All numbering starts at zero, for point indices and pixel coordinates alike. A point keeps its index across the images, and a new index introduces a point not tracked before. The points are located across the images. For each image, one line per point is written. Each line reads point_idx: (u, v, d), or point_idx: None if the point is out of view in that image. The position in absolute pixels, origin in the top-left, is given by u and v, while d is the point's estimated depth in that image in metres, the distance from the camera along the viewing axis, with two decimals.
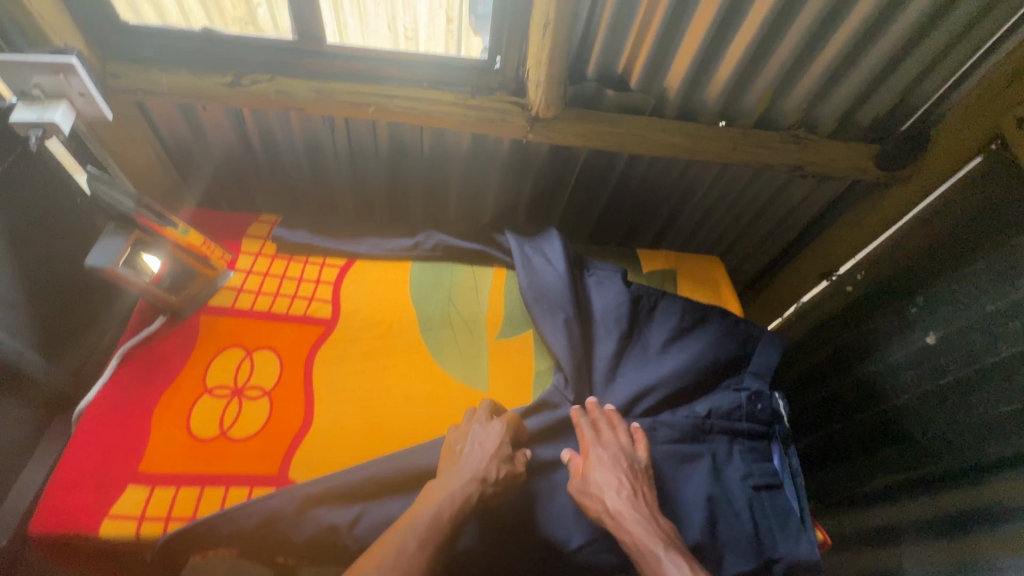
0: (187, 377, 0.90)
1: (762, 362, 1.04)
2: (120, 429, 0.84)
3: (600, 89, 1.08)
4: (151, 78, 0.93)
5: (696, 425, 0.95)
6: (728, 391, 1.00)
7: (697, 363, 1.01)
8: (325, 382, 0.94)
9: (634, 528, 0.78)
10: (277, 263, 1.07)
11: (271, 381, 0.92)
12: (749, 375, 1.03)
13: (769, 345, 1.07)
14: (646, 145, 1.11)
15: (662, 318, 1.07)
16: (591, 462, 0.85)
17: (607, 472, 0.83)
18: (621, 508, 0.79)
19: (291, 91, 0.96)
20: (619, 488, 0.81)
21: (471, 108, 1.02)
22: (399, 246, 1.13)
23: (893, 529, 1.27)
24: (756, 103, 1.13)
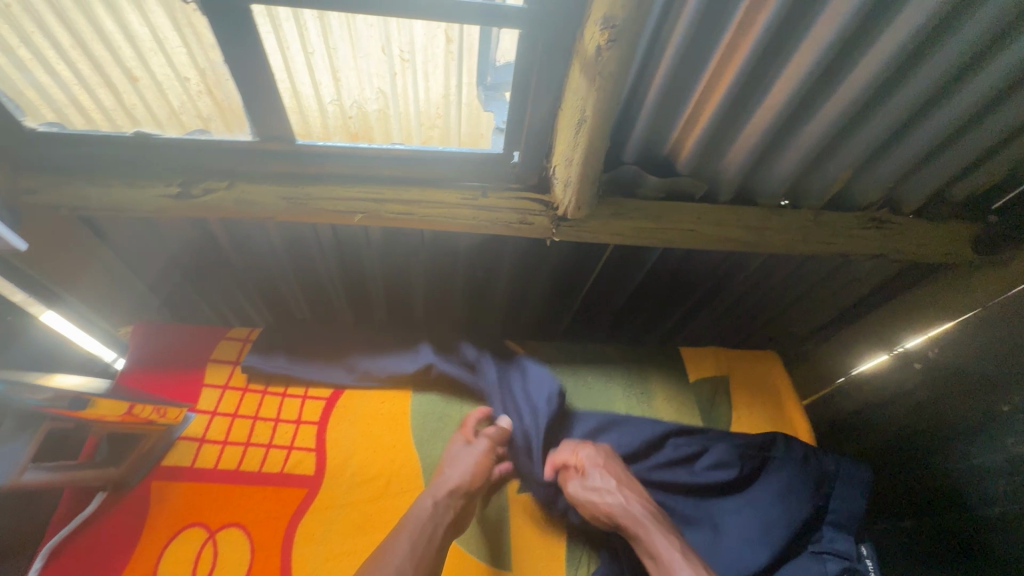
0: (130, 575, 0.71)
1: (847, 512, 0.85)
2: None
3: (642, 173, 0.87)
4: (75, 192, 0.74)
5: None
6: (807, 557, 0.80)
7: (769, 522, 0.81)
8: (307, 572, 0.73)
9: (635, 515, 0.73)
10: (249, 397, 0.88)
11: (240, 575, 0.72)
12: (831, 529, 0.84)
13: (851, 485, 0.87)
14: (696, 238, 0.90)
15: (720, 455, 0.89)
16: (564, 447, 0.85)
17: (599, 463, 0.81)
18: (618, 495, 0.76)
19: (255, 200, 0.76)
20: (613, 477, 0.79)
21: (483, 209, 0.81)
22: (399, 366, 0.95)
23: None
24: (831, 183, 0.92)
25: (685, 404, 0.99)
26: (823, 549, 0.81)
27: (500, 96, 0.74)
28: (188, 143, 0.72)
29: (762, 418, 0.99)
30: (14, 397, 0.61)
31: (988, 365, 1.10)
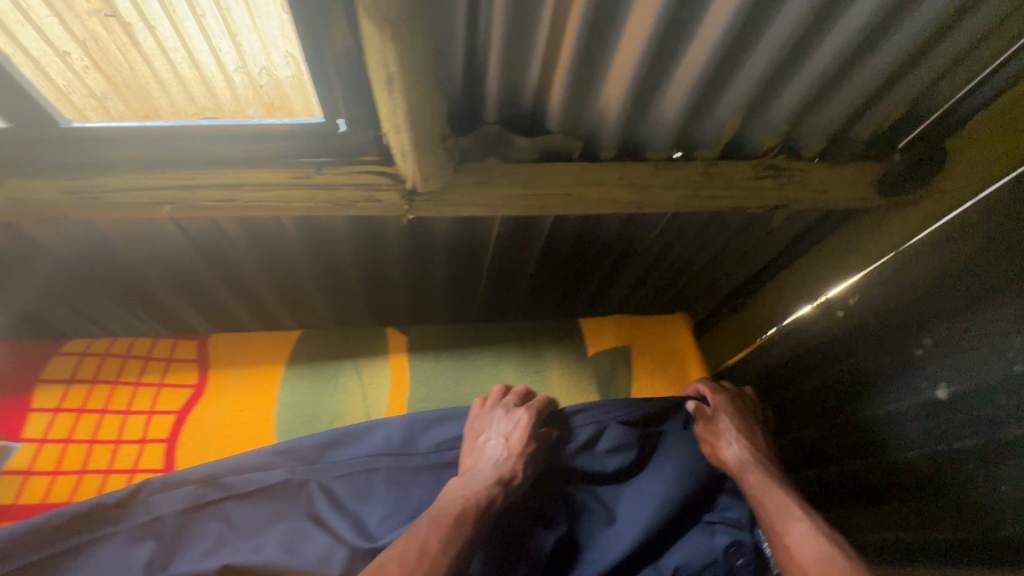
0: None
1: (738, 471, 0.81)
2: None
3: (507, 135, 0.78)
4: None
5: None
6: (698, 529, 0.76)
7: (658, 505, 0.75)
8: None
9: (746, 467, 0.77)
10: (84, 420, 0.78)
11: None
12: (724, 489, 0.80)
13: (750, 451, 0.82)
14: (575, 205, 0.82)
15: (620, 431, 0.83)
16: (721, 409, 0.86)
17: (724, 417, 0.85)
18: (742, 450, 0.79)
19: (32, 198, 0.65)
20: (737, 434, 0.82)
21: (320, 189, 0.71)
22: (271, 356, 0.88)
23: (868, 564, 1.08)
24: (720, 132, 0.83)
25: (584, 380, 0.93)
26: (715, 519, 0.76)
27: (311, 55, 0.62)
28: None
29: (665, 388, 0.93)
30: None
31: (918, 300, 0.96)
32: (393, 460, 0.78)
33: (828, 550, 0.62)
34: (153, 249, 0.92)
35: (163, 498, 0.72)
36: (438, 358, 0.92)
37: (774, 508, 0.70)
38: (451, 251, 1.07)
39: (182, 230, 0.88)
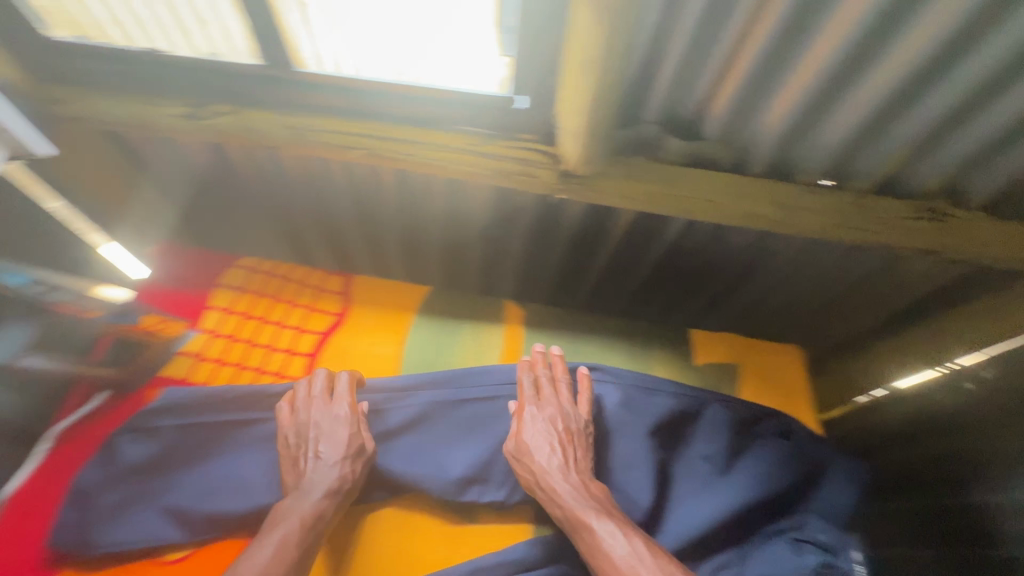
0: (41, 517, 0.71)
1: (829, 501, 0.82)
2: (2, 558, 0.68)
3: (663, 136, 0.81)
4: (94, 105, 0.76)
5: None
6: (784, 545, 0.78)
7: (739, 507, 0.79)
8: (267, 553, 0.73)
9: (579, 507, 0.70)
10: (248, 324, 0.91)
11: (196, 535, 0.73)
12: (812, 515, 0.81)
13: (842, 476, 0.83)
14: (716, 211, 0.83)
15: (709, 433, 0.86)
16: (526, 421, 0.78)
17: (535, 444, 0.75)
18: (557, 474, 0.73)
19: (257, 127, 0.76)
20: (545, 442, 0.75)
21: (486, 157, 0.78)
22: (406, 301, 0.97)
23: None
24: (880, 164, 0.81)
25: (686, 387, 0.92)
26: (803, 538, 0.78)
27: None
28: (188, 63, 0.74)
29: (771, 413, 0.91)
30: None
31: None
32: (478, 402, 0.85)
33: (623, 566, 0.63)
34: (319, 191, 1.05)
35: None
36: (547, 337, 0.97)
37: (576, 528, 0.69)
38: (571, 244, 1.10)
39: (348, 179, 1.00)
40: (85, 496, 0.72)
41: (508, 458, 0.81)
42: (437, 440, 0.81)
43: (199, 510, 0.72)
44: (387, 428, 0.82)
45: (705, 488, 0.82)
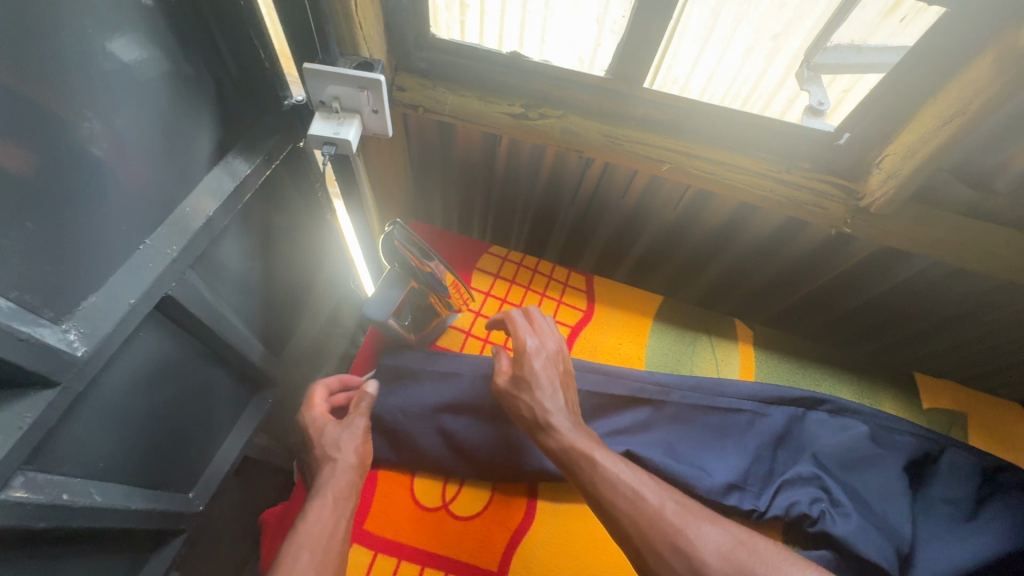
0: None
1: None
2: None
3: (954, 185, 0.83)
4: (436, 96, 0.85)
5: None
6: None
7: (995, 553, 0.78)
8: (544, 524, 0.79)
9: (634, 478, 0.61)
10: (506, 308, 0.97)
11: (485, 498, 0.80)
12: None
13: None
14: (992, 264, 0.85)
15: (950, 477, 0.87)
16: (529, 349, 0.76)
17: (533, 359, 0.75)
18: (548, 402, 0.71)
19: (579, 133, 0.84)
20: (545, 377, 0.74)
21: (783, 184, 0.83)
22: (645, 303, 1.02)
23: None
24: None
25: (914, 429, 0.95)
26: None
27: (818, 79, 0.77)
28: (532, 68, 0.82)
29: None
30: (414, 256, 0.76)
31: None
32: (729, 411, 0.89)
33: (636, 495, 0.59)
34: (557, 192, 1.12)
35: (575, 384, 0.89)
36: (775, 360, 1.00)
37: (582, 457, 0.64)
38: (782, 270, 1.13)
39: (596, 183, 1.06)
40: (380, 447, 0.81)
41: (761, 471, 0.84)
42: (691, 444, 0.86)
43: (491, 473, 0.81)
44: (644, 425, 0.87)
45: (955, 531, 0.82)
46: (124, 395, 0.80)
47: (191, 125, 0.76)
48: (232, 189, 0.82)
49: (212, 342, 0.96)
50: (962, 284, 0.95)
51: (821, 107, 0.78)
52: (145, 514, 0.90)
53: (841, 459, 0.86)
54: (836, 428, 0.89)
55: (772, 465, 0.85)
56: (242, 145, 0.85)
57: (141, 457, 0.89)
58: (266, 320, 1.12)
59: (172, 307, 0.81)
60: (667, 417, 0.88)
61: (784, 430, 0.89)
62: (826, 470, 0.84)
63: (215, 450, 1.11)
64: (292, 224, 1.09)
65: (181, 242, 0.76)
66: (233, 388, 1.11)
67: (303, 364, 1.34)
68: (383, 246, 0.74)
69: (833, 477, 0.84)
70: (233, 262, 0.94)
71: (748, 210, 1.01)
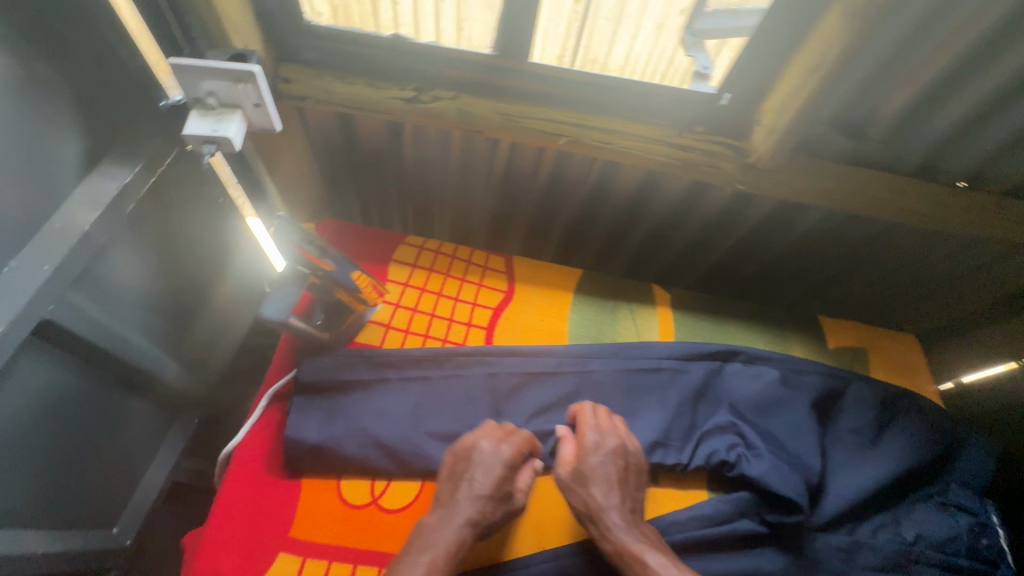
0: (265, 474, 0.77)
1: (970, 473, 0.88)
2: (262, 496, 0.76)
3: (831, 135, 0.89)
4: (324, 85, 0.83)
5: (903, 551, 0.81)
6: (935, 509, 0.85)
7: (892, 473, 0.86)
8: None
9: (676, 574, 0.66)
10: (426, 297, 0.97)
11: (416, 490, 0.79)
12: (954, 484, 0.87)
13: (979, 449, 0.89)
14: (872, 206, 0.91)
15: (855, 408, 0.93)
16: (589, 453, 0.77)
17: (590, 459, 0.77)
18: (605, 505, 0.73)
19: (474, 113, 0.83)
20: (602, 478, 0.75)
21: (677, 148, 0.86)
22: (565, 277, 1.04)
23: None
24: (1023, 169, 0.90)
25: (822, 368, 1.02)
26: (950, 502, 0.85)
27: (702, 45, 0.80)
28: (419, 50, 0.80)
29: None
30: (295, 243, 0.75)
31: None
32: (650, 373, 0.92)
33: None
34: (471, 176, 1.11)
35: (500, 363, 0.90)
36: (691, 319, 1.04)
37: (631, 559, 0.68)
38: (695, 233, 1.18)
39: (507, 164, 1.06)
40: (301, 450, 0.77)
41: (682, 425, 0.87)
42: (616, 408, 0.89)
43: (421, 462, 0.80)
44: (571, 395, 0.89)
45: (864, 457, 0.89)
46: (12, 436, 0.74)
47: (53, 132, 0.68)
48: (109, 200, 0.75)
49: (115, 366, 0.90)
50: (852, 229, 1.02)
51: (705, 73, 0.81)
52: (56, 558, 0.84)
53: (756, 404, 0.90)
54: (747, 374, 0.94)
55: (693, 419, 0.88)
56: (117, 150, 0.77)
57: (44, 498, 0.82)
58: (179, 338, 1.06)
59: (56, 333, 0.75)
60: (592, 384, 0.90)
61: (703, 383, 0.92)
62: (742, 417, 0.89)
63: (138, 480, 1.05)
64: (195, 234, 1.03)
65: (55, 263, 0.69)
66: (149, 413, 1.05)
67: (231, 379, 1.28)
68: (276, 242, 0.74)
69: (749, 422, 0.88)
70: (128, 278, 0.88)
71: (654, 178, 1.04)
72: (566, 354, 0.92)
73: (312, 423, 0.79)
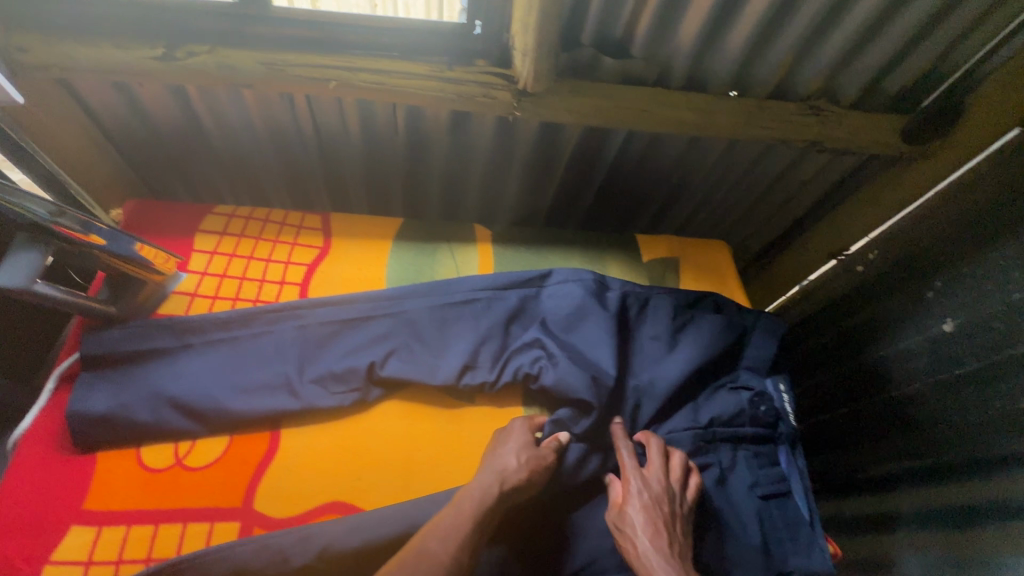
0: (57, 454, 0.76)
1: (760, 353, 0.99)
2: (54, 475, 0.74)
3: (599, 57, 0.95)
4: (66, 51, 0.80)
5: (698, 436, 0.90)
6: (725, 392, 0.95)
7: (685, 370, 0.93)
8: (290, 452, 0.81)
9: None
10: (236, 262, 0.96)
11: (223, 446, 0.80)
12: (747, 366, 0.99)
13: (768, 329, 1.01)
14: (649, 120, 0.98)
15: (657, 316, 0.99)
16: (631, 496, 0.78)
17: (631, 504, 0.78)
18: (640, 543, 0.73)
19: (234, 65, 0.82)
20: (646, 519, 0.75)
21: (449, 82, 0.89)
22: (384, 227, 1.06)
23: (861, 482, 1.34)
24: (772, 73, 1.00)
25: (638, 279, 1.09)
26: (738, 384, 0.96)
27: None
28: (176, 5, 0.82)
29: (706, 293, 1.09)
30: (36, 209, 0.74)
31: (910, 267, 1.24)
32: (464, 304, 0.95)
33: None
34: (284, 141, 1.11)
35: (312, 313, 0.90)
36: (513, 252, 1.08)
37: None
38: (523, 173, 1.24)
39: (313, 121, 1.06)
40: (95, 423, 0.76)
41: (491, 349, 0.91)
42: (427, 340, 0.91)
43: (229, 418, 0.80)
44: (383, 335, 0.90)
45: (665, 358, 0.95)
46: None
47: None
48: None
49: None
50: (688, 154, 1.21)
51: (468, 7, 0.86)
52: None
53: (567, 319, 0.95)
54: (566, 295, 0.97)
55: (505, 342, 0.92)
56: None
57: None
58: None
59: None
60: (405, 322, 0.92)
61: (517, 307, 0.96)
62: (551, 333, 0.93)
63: None
64: None
65: None
66: None
67: None
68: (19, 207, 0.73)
69: (557, 338, 0.93)
70: None
71: (460, 119, 1.07)
72: (379, 297, 0.93)
73: (102, 395, 0.78)
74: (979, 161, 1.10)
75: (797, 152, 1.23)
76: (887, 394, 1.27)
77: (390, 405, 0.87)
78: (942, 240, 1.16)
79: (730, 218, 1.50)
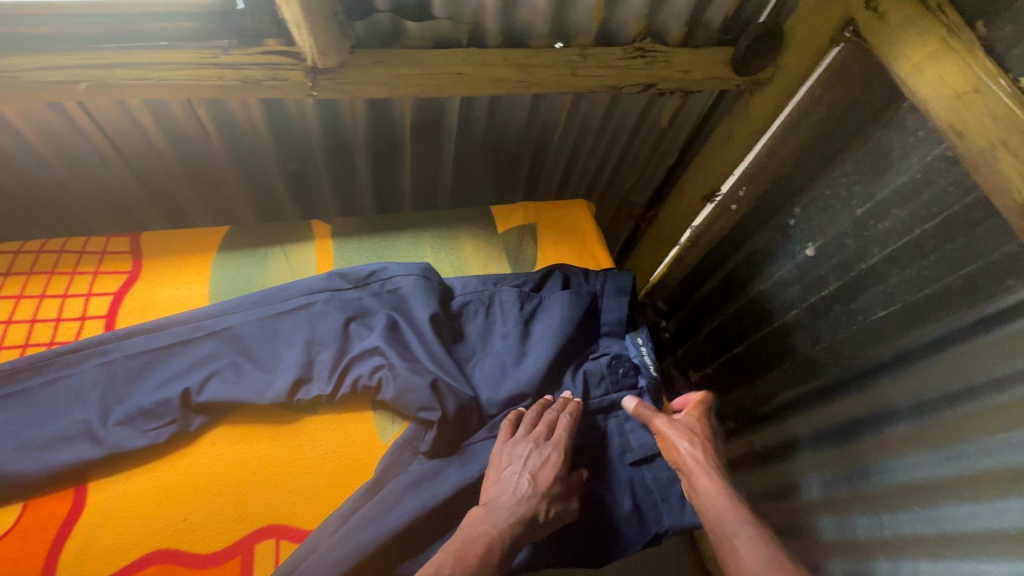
0: None
1: (620, 309, 0.97)
2: None
3: (398, 22, 0.88)
4: None
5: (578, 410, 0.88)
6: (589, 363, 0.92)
7: (541, 346, 0.89)
8: (101, 508, 0.72)
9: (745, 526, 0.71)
10: (24, 304, 0.84)
11: (15, 515, 0.70)
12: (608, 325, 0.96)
13: (623, 283, 0.98)
14: (467, 84, 0.93)
15: (510, 293, 0.95)
16: (694, 415, 0.86)
17: (689, 420, 0.85)
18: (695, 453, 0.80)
19: None
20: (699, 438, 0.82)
21: (227, 68, 0.80)
22: (208, 239, 0.97)
23: (765, 418, 1.35)
24: (589, 19, 0.96)
25: (494, 253, 1.05)
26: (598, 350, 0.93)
27: None
28: None
29: (566, 256, 1.06)
30: None
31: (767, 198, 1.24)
32: (296, 311, 0.87)
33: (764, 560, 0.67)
34: (80, 160, 0.99)
35: (116, 346, 0.80)
36: (357, 245, 1.02)
37: (723, 517, 0.73)
38: (369, 159, 1.17)
39: (103, 133, 0.95)
40: None
41: (329, 356, 0.83)
42: (253, 364, 0.82)
43: (19, 483, 0.70)
44: (201, 363, 0.80)
45: (522, 347, 0.90)
46: None
47: None
48: None
49: None
50: (535, 116, 1.17)
51: None
52: None
53: (411, 312, 0.89)
54: (410, 293, 0.91)
55: (344, 344, 0.85)
56: None
57: None
58: None
59: None
60: (228, 341, 0.83)
61: (355, 306, 0.89)
62: (395, 331, 0.87)
63: None
64: None
65: None
66: None
67: None
68: None
69: (400, 339, 0.86)
70: None
71: (276, 109, 0.99)
72: (195, 319, 0.84)
73: None
74: (809, 87, 1.07)
75: (646, 99, 1.21)
76: (770, 328, 1.28)
77: (218, 434, 0.79)
78: (791, 169, 1.16)
79: (604, 176, 1.48)
